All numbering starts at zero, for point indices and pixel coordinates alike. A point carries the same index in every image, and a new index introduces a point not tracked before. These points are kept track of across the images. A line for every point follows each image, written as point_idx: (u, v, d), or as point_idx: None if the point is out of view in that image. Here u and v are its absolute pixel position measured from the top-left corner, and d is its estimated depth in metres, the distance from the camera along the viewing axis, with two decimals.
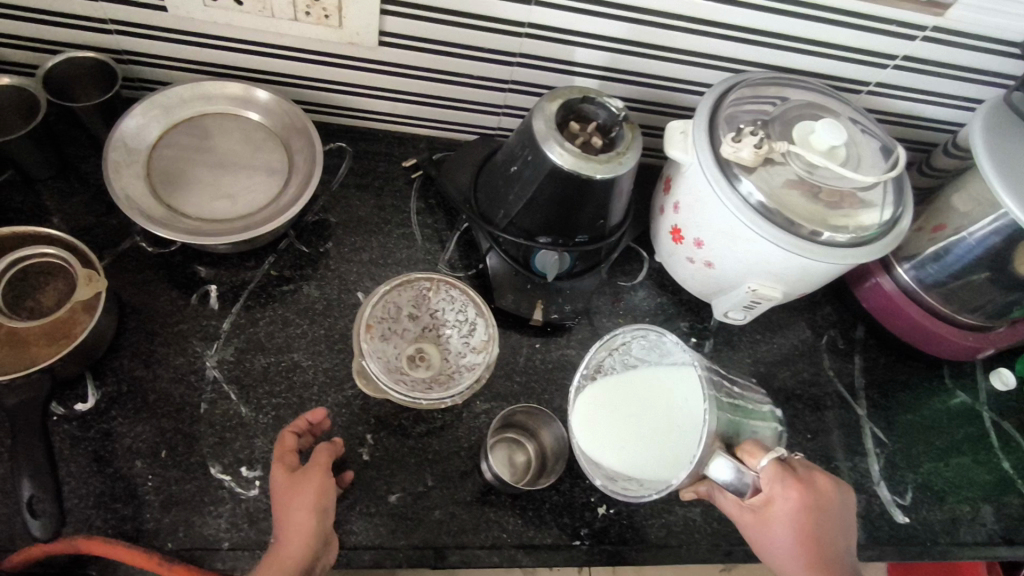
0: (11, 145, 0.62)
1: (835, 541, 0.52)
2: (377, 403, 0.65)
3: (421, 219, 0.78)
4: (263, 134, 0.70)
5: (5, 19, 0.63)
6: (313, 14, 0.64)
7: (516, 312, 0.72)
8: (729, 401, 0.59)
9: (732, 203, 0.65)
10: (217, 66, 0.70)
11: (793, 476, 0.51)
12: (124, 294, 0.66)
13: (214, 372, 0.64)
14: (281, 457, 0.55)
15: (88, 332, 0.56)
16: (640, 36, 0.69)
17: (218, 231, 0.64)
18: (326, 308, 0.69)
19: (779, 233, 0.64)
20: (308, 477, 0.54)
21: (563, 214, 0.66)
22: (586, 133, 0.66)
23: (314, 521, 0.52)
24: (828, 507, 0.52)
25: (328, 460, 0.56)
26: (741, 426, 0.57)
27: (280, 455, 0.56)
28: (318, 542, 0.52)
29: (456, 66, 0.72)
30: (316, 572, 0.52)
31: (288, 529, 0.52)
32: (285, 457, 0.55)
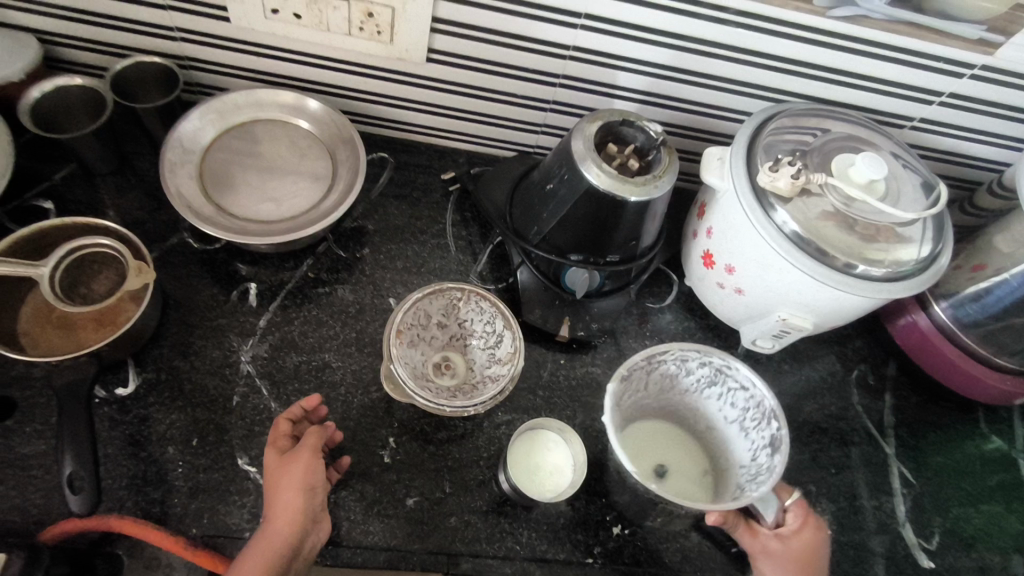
0: (77, 141, 0.66)
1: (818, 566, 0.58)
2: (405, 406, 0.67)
3: (455, 230, 0.80)
4: (312, 142, 0.73)
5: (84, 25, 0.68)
6: (367, 30, 0.67)
7: (543, 327, 0.73)
8: None
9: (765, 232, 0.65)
10: (273, 75, 0.74)
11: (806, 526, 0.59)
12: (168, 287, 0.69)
13: (248, 366, 0.66)
14: (276, 441, 0.58)
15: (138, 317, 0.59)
16: (681, 62, 0.70)
17: (262, 231, 0.67)
18: (358, 311, 0.72)
19: (812, 264, 0.64)
20: (298, 462, 0.56)
21: (596, 233, 0.67)
22: (623, 155, 0.66)
23: (300, 502, 0.55)
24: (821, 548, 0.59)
25: (318, 444, 0.58)
26: None
27: (274, 439, 0.59)
28: (305, 521, 0.55)
29: (498, 84, 0.74)
30: (304, 552, 0.54)
31: (274, 509, 0.54)
32: (278, 441, 0.58)
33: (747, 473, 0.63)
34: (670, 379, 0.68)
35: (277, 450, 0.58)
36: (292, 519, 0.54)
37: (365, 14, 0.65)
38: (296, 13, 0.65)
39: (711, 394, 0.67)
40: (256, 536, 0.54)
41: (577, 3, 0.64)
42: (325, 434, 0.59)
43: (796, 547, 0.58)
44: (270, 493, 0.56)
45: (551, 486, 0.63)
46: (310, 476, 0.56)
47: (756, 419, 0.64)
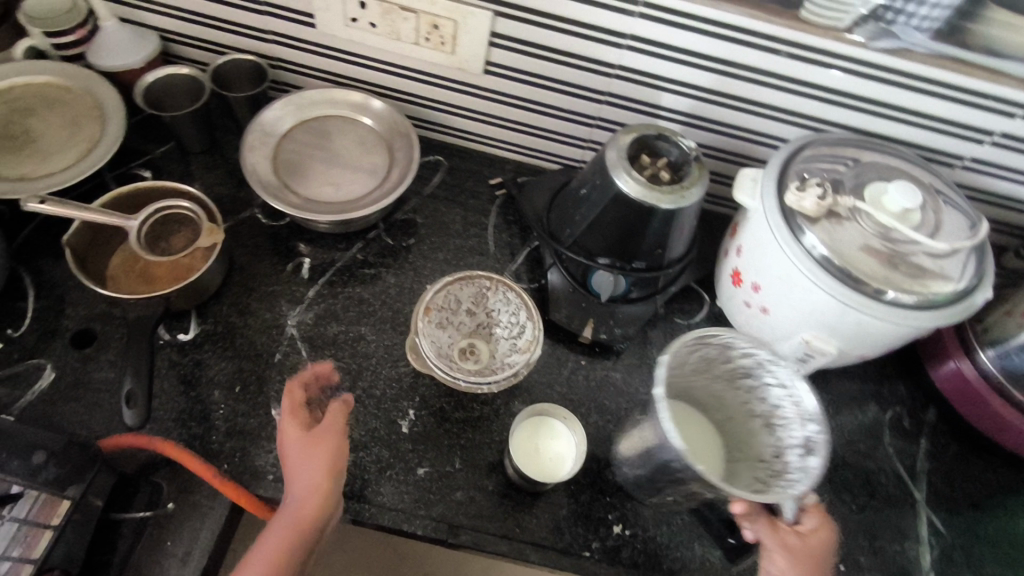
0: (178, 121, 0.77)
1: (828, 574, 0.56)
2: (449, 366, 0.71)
3: (496, 231, 0.85)
4: (375, 138, 0.81)
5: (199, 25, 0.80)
6: (432, 41, 0.75)
7: (567, 326, 0.76)
8: None
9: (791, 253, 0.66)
10: (349, 78, 0.83)
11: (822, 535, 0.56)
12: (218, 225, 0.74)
13: (293, 329, 0.73)
14: (291, 413, 0.60)
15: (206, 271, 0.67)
16: (721, 87, 0.73)
17: (320, 210, 0.74)
18: (397, 294, 0.77)
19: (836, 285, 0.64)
20: (313, 445, 0.58)
21: (623, 238, 0.70)
22: (655, 166, 0.69)
23: (326, 484, 0.56)
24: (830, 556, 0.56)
25: (342, 419, 0.60)
26: None
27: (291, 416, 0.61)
28: (332, 497, 0.57)
29: (548, 98, 0.80)
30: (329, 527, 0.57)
31: (298, 495, 0.56)
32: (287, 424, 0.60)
33: (768, 471, 0.62)
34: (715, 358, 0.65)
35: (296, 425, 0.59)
36: (314, 509, 0.55)
37: (431, 26, 0.73)
38: (372, 23, 0.74)
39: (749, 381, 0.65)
40: (282, 522, 0.55)
41: (623, 24, 0.69)
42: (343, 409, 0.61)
43: (812, 550, 0.55)
44: (291, 473, 0.57)
45: (554, 468, 0.65)
46: (333, 459, 0.57)
47: (786, 419, 0.61)
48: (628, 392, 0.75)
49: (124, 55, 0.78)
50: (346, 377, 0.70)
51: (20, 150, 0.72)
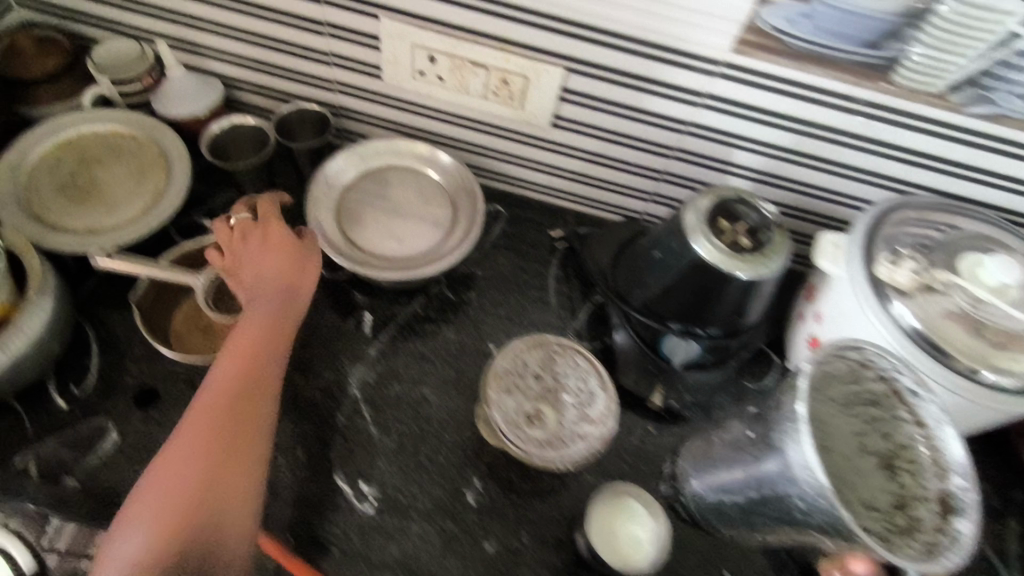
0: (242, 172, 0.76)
1: None
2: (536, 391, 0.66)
3: (558, 285, 0.83)
4: (438, 190, 0.79)
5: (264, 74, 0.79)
6: (501, 95, 0.73)
7: (635, 390, 0.74)
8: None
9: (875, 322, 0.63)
10: (412, 128, 0.82)
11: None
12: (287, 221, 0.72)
13: (355, 390, 0.71)
14: (246, 222, 0.67)
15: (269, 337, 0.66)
16: (802, 147, 0.71)
17: (385, 266, 0.73)
18: (459, 352, 0.75)
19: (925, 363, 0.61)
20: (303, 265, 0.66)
21: (699, 303, 0.67)
22: (734, 232, 0.66)
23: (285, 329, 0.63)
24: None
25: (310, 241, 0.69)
26: None
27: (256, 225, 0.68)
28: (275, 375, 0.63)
29: (616, 152, 0.78)
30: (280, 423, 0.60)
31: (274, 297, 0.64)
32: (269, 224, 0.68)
33: (888, 522, 0.55)
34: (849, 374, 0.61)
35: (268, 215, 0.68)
36: (269, 384, 0.60)
37: (501, 81, 0.72)
38: (440, 77, 0.73)
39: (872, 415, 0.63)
40: (234, 335, 0.61)
41: (702, 83, 0.67)
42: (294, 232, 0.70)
43: None
44: (239, 274, 0.65)
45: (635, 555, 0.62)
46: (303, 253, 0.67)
47: (919, 467, 0.57)
48: None
49: (189, 104, 0.78)
50: (410, 441, 0.68)
51: (87, 202, 0.72)
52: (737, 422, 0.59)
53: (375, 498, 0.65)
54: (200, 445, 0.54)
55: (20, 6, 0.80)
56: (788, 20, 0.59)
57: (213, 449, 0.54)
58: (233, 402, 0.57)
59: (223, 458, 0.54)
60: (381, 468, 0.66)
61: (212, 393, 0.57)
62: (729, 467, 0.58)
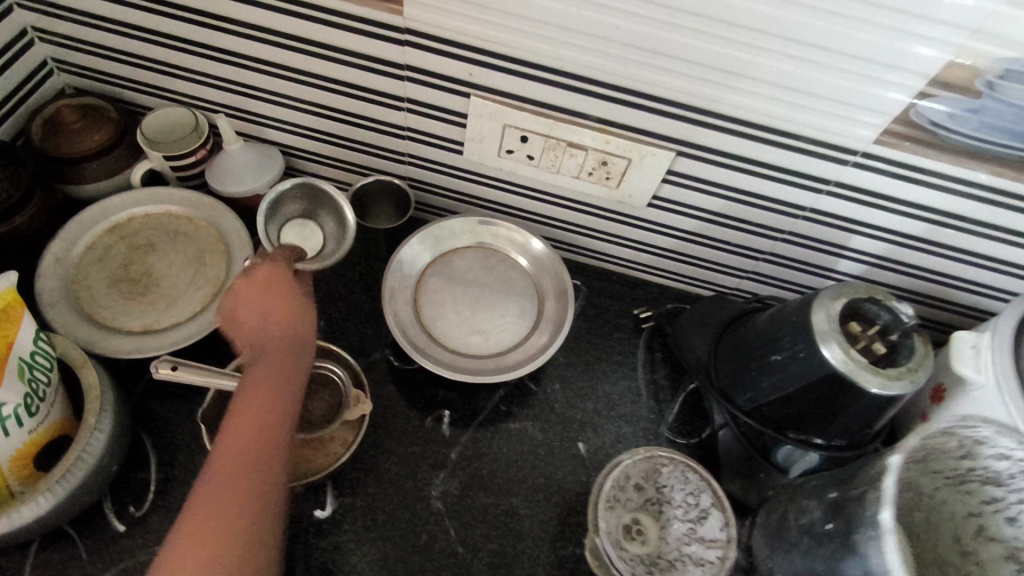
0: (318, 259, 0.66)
1: None
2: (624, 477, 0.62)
3: (646, 370, 0.76)
4: (522, 274, 0.72)
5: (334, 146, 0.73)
6: (596, 175, 0.67)
7: (742, 498, 0.68)
8: None
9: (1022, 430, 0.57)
10: (490, 203, 0.75)
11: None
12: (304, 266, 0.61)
13: (438, 502, 0.65)
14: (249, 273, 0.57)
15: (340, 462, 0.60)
16: (933, 236, 0.64)
17: (471, 365, 0.66)
18: (547, 454, 0.69)
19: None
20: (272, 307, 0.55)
21: (825, 416, 0.61)
22: (867, 335, 0.60)
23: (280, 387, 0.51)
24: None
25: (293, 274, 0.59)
26: None
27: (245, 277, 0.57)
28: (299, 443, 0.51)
29: (715, 232, 0.71)
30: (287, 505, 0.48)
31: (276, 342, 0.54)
32: (258, 273, 0.57)
33: None
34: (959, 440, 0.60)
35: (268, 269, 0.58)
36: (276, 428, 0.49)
37: (600, 162, 0.65)
38: (530, 155, 0.67)
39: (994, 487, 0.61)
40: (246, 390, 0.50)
41: (830, 171, 0.60)
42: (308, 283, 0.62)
43: None
44: (245, 332, 0.54)
45: None
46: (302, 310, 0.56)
47: None
48: None
49: (249, 181, 0.71)
50: (501, 563, 0.62)
51: (145, 297, 0.66)
52: (815, 502, 0.58)
53: None
54: (212, 528, 0.43)
55: (62, 71, 0.74)
56: (951, 115, 0.53)
57: (228, 534, 0.44)
58: (253, 447, 0.47)
59: (237, 533, 0.44)
60: None
61: (230, 455, 0.47)
62: (806, 554, 0.57)
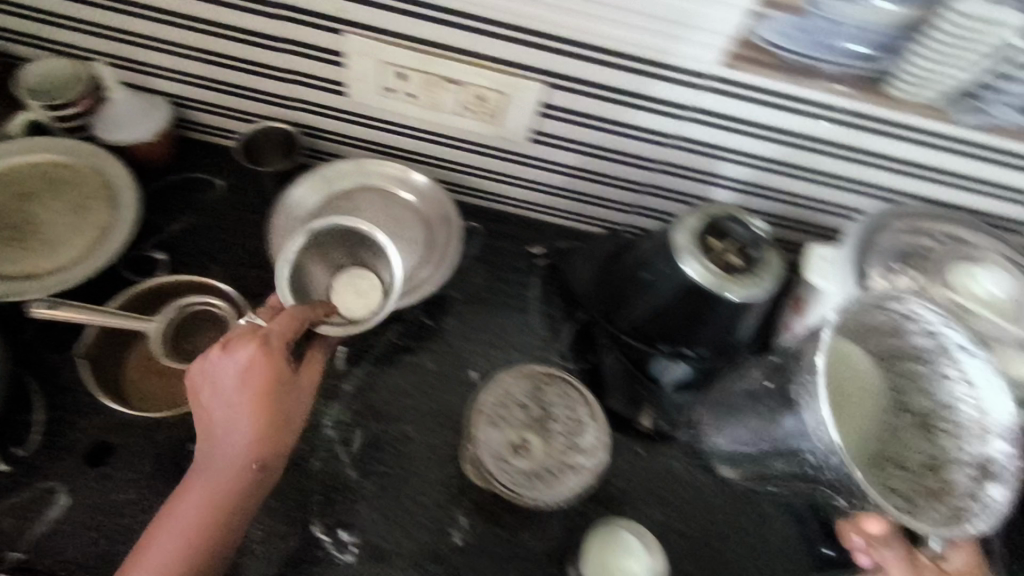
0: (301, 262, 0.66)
1: None
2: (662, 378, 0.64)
3: (539, 304, 0.79)
4: (411, 212, 0.75)
5: (221, 93, 0.74)
6: (474, 111, 0.69)
7: (624, 413, 0.72)
8: None
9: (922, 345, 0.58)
10: (379, 146, 0.76)
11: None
12: (325, 328, 0.61)
13: (330, 431, 0.67)
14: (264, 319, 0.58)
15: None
16: (791, 158, 0.68)
17: (357, 298, 0.69)
18: (439, 383, 0.72)
19: (976, 392, 0.56)
20: (258, 395, 0.54)
21: (689, 327, 0.65)
22: (723, 249, 0.64)
23: (263, 442, 0.55)
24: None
25: (297, 320, 0.59)
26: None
27: (230, 343, 0.55)
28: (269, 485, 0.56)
29: (598, 165, 0.74)
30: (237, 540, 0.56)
31: (262, 435, 0.54)
32: (242, 346, 0.55)
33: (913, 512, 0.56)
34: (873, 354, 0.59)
35: (255, 343, 0.55)
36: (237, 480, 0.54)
37: (475, 97, 0.67)
38: (411, 93, 0.68)
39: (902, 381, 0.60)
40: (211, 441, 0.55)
41: (687, 97, 0.64)
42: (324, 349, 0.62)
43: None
44: (235, 412, 0.54)
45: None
46: (286, 403, 0.56)
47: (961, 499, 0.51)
48: (689, 483, 0.71)
49: (135, 129, 0.71)
50: (391, 483, 0.65)
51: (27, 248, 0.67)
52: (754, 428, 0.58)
53: (357, 546, 0.62)
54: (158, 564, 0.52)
55: None
56: (780, 33, 0.56)
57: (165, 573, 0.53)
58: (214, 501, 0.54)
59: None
60: (361, 514, 0.63)
61: (194, 493, 0.55)
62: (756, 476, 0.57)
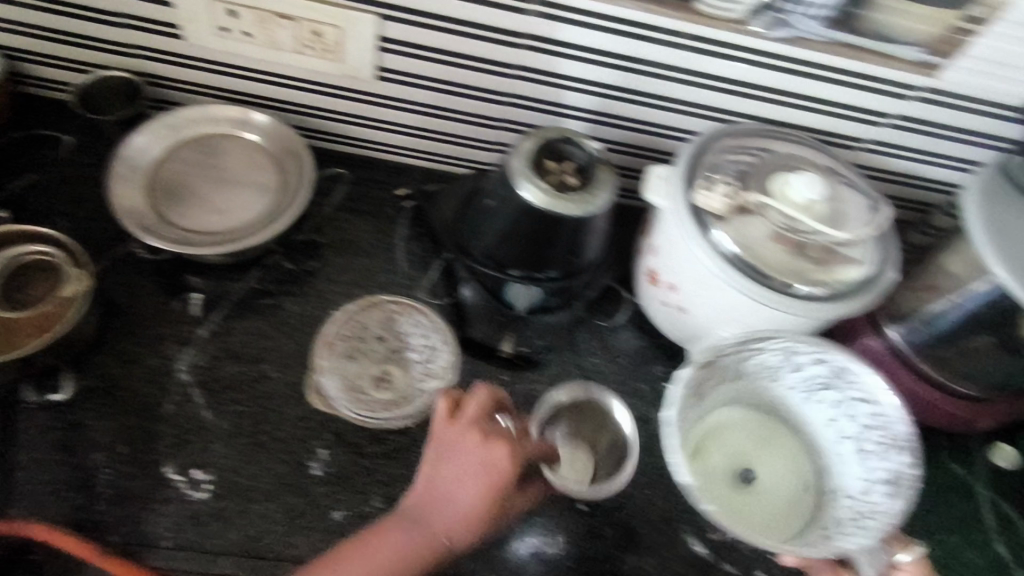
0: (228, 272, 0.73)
1: None
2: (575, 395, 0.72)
3: (406, 245, 0.80)
4: (262, 154, 0.74)
5: (53, 42, 0.72)
6: (314, 48, 0.69)
7: (485, 341, 0.74)
8: None
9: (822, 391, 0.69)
10: (228, 91, 0.75)
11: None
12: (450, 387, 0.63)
13: (185, 375, 0.66)
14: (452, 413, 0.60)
15: (80, 312, 0.61)
16: (627, 83, 0.71)
17: (204, 241, 0.68)
18: (301, 324, 0.72)
19: (882, 407, 0.64)
20: (489, 495, 0.56)
21: (534, 249, 0.67)
22: (561, 170, 0.66)
23: (455, 526, 0.56)
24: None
25: (485, 410, 0.60)
26: None
27: (480, 439, 0.57)
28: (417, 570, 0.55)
29: (450, 102, 0.75)
30: None
31: (462, 512, 0.56)
32: (497, 454, 0.57)
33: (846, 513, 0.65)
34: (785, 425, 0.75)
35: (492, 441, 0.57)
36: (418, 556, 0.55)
37: (311, 33, 0.67)
38: (246, 32, 0.68)
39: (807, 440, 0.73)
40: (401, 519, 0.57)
41: (517, 23, 0.65)
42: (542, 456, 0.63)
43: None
44: (464, 485, 0.57)
45: None
46: (500, 510, 0.57)
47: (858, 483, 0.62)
48: None
49: None
50: (248, 422, 0.65)
51: None
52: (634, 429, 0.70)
53: (209, 483, 0.62)
54: None
55: None
56: None
57: None
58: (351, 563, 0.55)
59: None
60: (215, 454, 0.63)
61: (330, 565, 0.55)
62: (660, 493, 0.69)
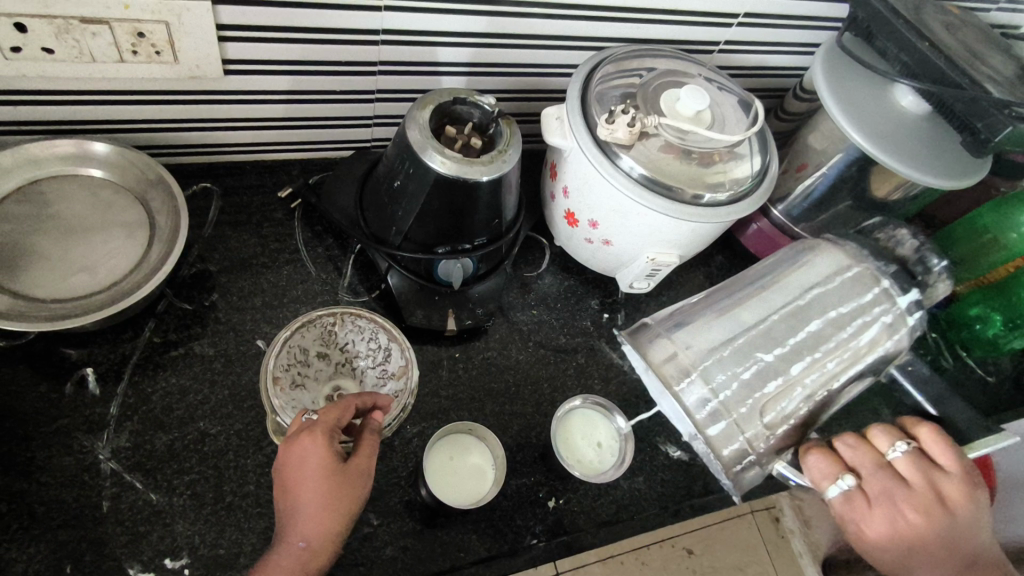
0: (136, 347, 0.63)
1: (938, 549, 0.54)
2: (589, 399, 0.72)
3: (310, 248, 0.74)
4: (113, 191, 0.64)
5: None
6: (142, 52, 0.57)
7: (429, 326, 0.71)
8: (795, 380, 0.59)
9: (731, 344, 0.59)
10: (43, 124, 0.62)
11: (925, 441, 0.57)
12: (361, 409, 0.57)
13: (110, 464, 0.57)
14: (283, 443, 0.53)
15: None
16: (499, 28, 0.68)
17: (81, 308, 0.58)
18: (226, 365, 0.64)
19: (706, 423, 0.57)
20: (330, 478, 0.50)
21: (455, 221, 0.64)
22: (463, 135, 0.64)
23: (321, 513, 0.49)
24: (953, 520, 0.54)
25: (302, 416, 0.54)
26: (814, 392, 0.59)
27: (291, 438, 0.51)
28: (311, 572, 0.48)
29: (315, 84, 0.68)
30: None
31: (303, 515, 0.49)
32: (301, 442, 0.50)
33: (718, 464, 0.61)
34: (849, 295, 0.61)
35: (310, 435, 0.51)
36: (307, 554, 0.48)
37: (134, 34, 0.55)
38: (46, 48, 0.54)
39: (852, 318, 0.60)
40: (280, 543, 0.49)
41: None
42: (376, 429, 0.55)
43: (881, 540, 0.55)
44: (294, 490, 0.49)
45: (463, 488, 0.64)
46: (354, 489, 0.51)
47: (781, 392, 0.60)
48: (510, 365, 0.74)
49: None
50: (206, 490, 0.58)
51: None
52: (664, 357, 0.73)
53: (190, 567, 0.55)
54: None
55: None
56: None
57: None
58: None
59: None
60: (182, 534, 0.56)
61: None
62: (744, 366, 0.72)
